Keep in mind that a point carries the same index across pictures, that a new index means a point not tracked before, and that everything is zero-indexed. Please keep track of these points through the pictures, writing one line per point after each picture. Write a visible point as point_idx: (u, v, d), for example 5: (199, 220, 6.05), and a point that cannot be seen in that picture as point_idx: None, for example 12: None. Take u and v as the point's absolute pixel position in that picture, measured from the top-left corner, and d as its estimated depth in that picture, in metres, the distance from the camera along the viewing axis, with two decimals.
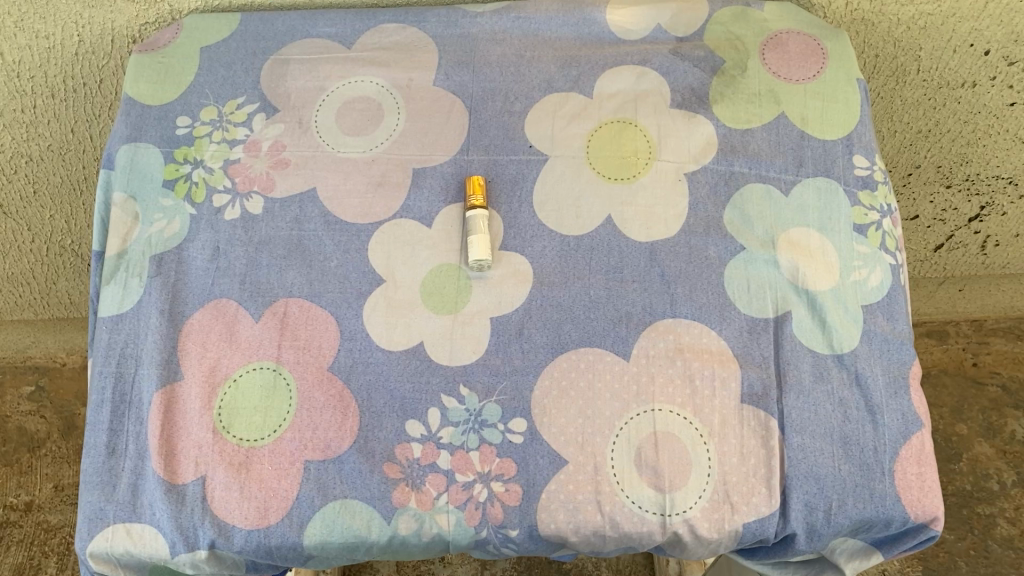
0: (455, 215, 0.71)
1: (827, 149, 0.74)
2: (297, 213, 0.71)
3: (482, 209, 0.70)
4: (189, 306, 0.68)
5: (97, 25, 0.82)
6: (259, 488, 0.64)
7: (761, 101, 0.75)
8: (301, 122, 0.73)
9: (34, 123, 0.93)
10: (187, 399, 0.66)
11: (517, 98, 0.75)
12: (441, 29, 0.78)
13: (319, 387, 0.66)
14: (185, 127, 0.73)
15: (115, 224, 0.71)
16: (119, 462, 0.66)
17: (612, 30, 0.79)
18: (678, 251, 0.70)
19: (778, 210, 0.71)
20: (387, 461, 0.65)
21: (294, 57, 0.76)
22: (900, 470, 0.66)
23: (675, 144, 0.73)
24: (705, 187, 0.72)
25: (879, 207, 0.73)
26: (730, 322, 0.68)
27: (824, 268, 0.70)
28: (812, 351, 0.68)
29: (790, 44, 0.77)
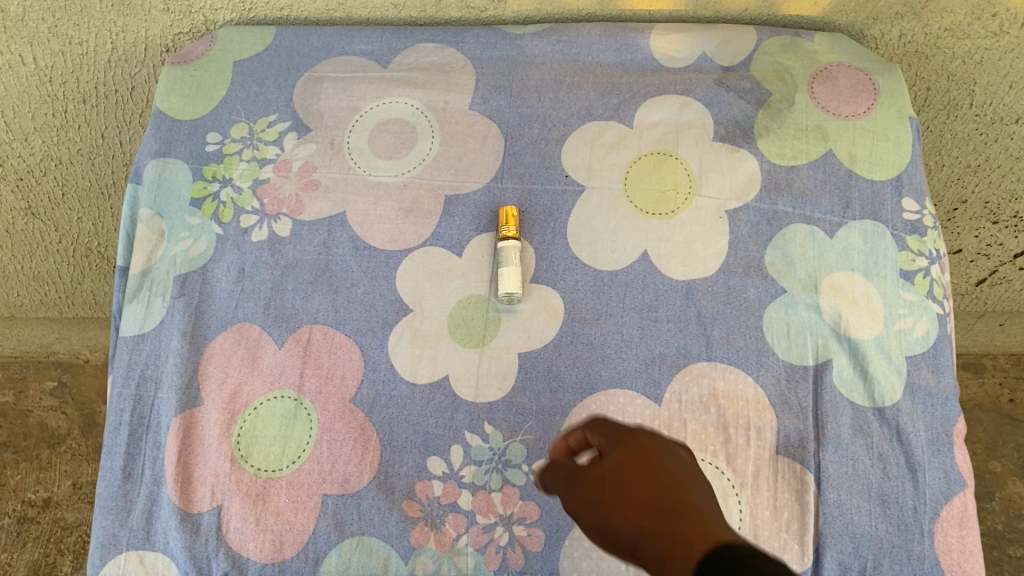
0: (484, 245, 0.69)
1: (876, 190, 0.71)
2: (326, 237, 0.69)
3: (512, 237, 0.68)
4: (211, 329, 0.67)
5: (131, 33, 0.81)
6: (274, 521, 0.63)
7: (807, 137, 0.72)
8: (334, 142, 0.71)
9: (64, 128, 0.92)
10: (206, 425, 0.64)
11: (555, 126, 0.73)
12: (480, 51, 0.76)
13: (341, 419, 0.64)
14: (215, 143, 0.72)
15: (141, 242, 0.69)
16: (134, 488, 0.64)
17: (656, 57, 0.76)
18: (716, 291, 0.68)
19: (822, 252, 0.69)
20: (407, 498, 0.63)
21: (328, 75, 0.74)
22: (941, 532, 0.63)
23: (717, 179, 0.71)
24: (747, 226, 0.70)
25: (929, 253, 0.70)
26: (768, 368, 0.66)
27: (868, 315, 0.67)
28: (853, 403, 0.65)
29: (841, 78, 0.74)
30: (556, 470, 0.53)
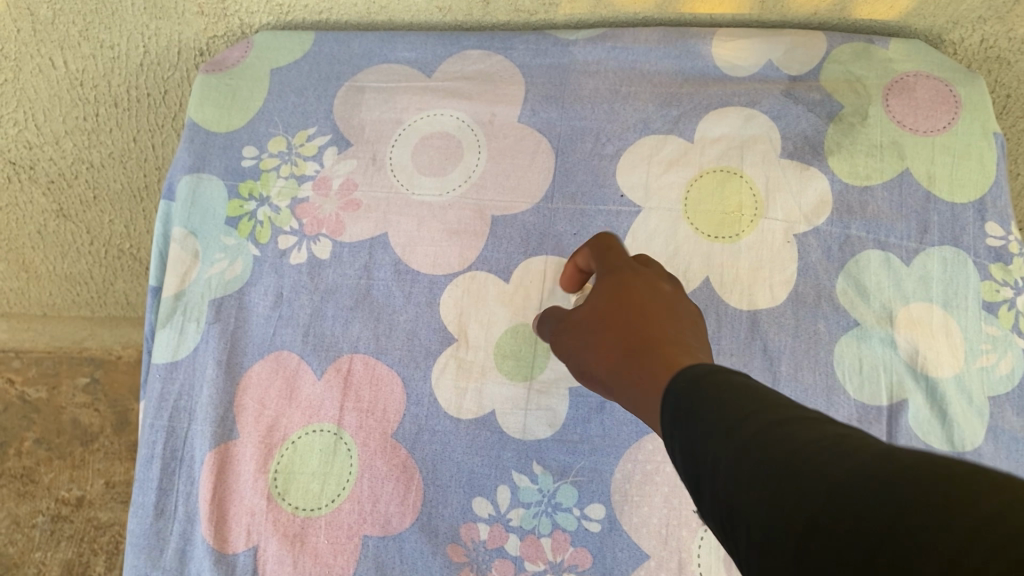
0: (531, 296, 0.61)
1: (957, 213, 0.66)
2: (367, 260, 0.65)
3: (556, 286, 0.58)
4: (248, 357, 0.63)
5: (164, 37, 0.78)
6: (313, 564, 0.59)
7: (883, 155, 0.67)
8: (376, 158, 0.68)
9: (96, 131, 0.89)
10: (243, 460, 0.61)
11: (610, 140, 0.68)
12: (529, 58, 0.71)
13: (382, 455, 0.61)
14: (251, 158, 0.68)
15: (174, 262, 0.66)
16: (167, 526, 0.61)
17: (718, 65, 0.70)
18: (783, 323, 0.64)
19: (898, 282, 0.64)
20: (452, 542, 0.60)
21: (369, 84, 0.70)
22: None
23: (785, 201, 0.66)
24: (817, 252, 0.65)
25: (1015, 282, 0.64)
26: (839, 408, 0.62)
27: (947, 351, 0.63)
28: (930, 447, 0.61)
29: (919, 89, 0.68)
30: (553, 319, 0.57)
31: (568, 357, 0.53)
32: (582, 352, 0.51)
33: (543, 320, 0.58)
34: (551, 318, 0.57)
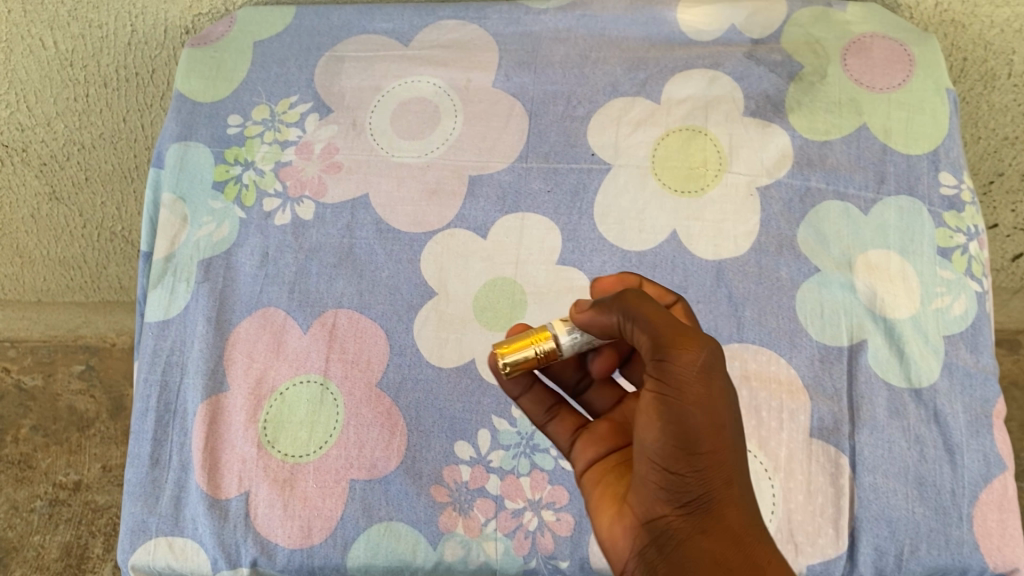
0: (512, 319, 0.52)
1: (912, 164, 0.69)
2: (349, 220, 0.68)
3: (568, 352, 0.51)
4: (237, 314, 0.66)
5: (151, 15, 0.82)
6: (303, 507, 0.62)
7: (841, 111, 0.70)
8: (355, 124, 0.70)
9: (86, 112, 0.91)
10: (234, 411, 0.64)
11: (581, 102, 0.71)
12: (502, 26, 0.74)
13: (367, 404, 0.64)
14: (236, 126, 0.71)
15: (164, 226, 0.69)
16: (162, 474, 0.64)
17: (683, 30, 0.74)
18: (747, 271, 0.67)
19: (856, 230, 0.67)
20: (435, 483, 0.62)
21: (348, 54, 0.73)
22: (980, 515, 0.61)
23: (748, 156, 0.69)
24: (779, 203, 0.68)
25: (967, 229, 0.68)
26: (802, 349, 0.65)
27: (904, 294, 0.66)
28: (889, 384, 0.64)
29: (875, 49, 0.71)
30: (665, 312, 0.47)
31: (679, 387, 0.45)
32: (702, 414, 0.45)
33: (645, 303, 0.47)
34: (664, 316, 0.46)
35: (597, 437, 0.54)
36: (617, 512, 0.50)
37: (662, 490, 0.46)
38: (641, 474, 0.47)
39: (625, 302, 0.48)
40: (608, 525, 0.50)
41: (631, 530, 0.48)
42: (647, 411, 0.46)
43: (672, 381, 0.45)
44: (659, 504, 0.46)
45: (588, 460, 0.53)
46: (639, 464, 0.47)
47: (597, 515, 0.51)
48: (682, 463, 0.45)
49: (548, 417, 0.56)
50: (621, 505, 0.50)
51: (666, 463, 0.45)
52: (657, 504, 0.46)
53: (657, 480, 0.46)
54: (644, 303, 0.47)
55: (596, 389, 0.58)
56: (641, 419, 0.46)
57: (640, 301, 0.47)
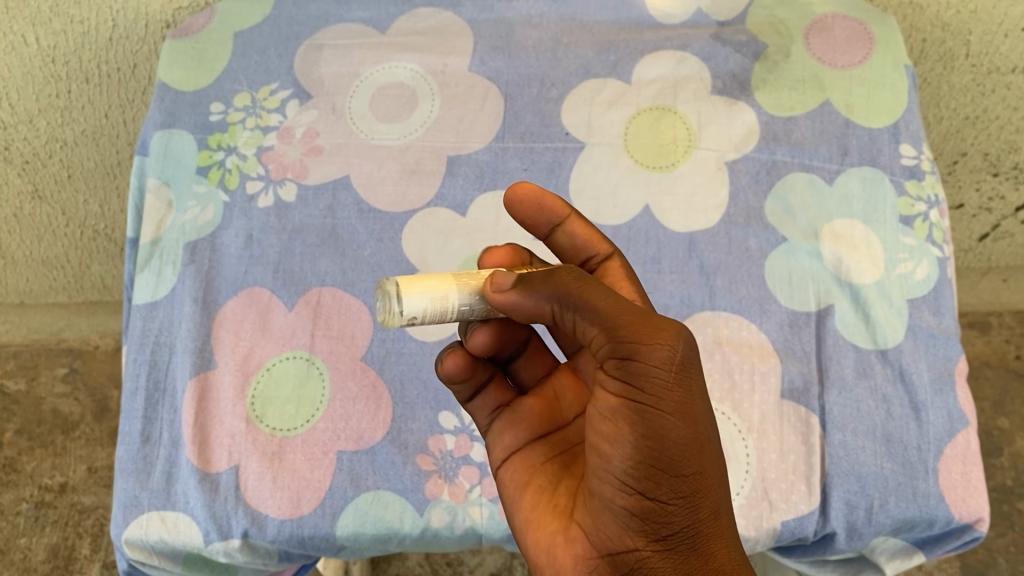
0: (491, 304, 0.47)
1: (874, 137, 0.71)
2: (331, 201, 0.70)
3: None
4: (222, 294, 0.68)
5: (132, 10, 0.84)
6: (292, 478, 0.63)
7: (804, 88, 0.73)
8: (335, 108, 0.73)
9: (68, 109, 0.92)
10: (222, 388, 0.65)
11: (554, 85, 0.73)
12: (476, 13, 0.76)
13: (353, 377, 0.65)
14: (218, 113, 0.73)
15: (150, 211, 0.71)
16: (153, 451, 0.65)
17: (651, 14, 0.76)
18: (718, 242, 0.69)
19: (821, 200, 0.70)
20: (421, 452, 0.64)
21: (327, 42, 0.75)
22: (945, 469, 0.63)
23: (716, 132, 0.72)
24: (747, 176, 0.71)
25: (927, 197, 0.71)
26: (771, 315, 0.67)
27: (868, 260, 0.68)
28: (856, 346, 0.66)
29: (836, 29, 0.74)
30: (620, 299, 0.43)
31: (656, 393, 0.41)
32: (684, 428, 0.42)
33: (585, 290, 0.43)
34: (613, 306, 0.43)
35: (517, 420, 0.53)
36: (563, 534, 0.46)
37: (631, 517, 0.43)
38: (603, 496, 0.44)
39: (568, 294, 0.43)
40: (551, 547, 0.46)
41: (584, 557, 0.45)
42: (618, 423, 0.42)
43: (650, 389, 0.41)
44: (628, 533, 0.43)
45: (507, 447, 0.52)
46: (601, 483, 0.44)
47: (535, 530, 0.48)
48: (664, 486, 0.42)
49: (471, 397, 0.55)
50: (567, 527, 0.46)
51: (644, 486, 0.42)
52: (626, 532, 0.43)
53: (628, 505, 0.43)
54: (589, 293, 0.43)
55: (524, 359, 0.56)
56: (607, 434, 0.43)
57: (586, 291, 0.43)
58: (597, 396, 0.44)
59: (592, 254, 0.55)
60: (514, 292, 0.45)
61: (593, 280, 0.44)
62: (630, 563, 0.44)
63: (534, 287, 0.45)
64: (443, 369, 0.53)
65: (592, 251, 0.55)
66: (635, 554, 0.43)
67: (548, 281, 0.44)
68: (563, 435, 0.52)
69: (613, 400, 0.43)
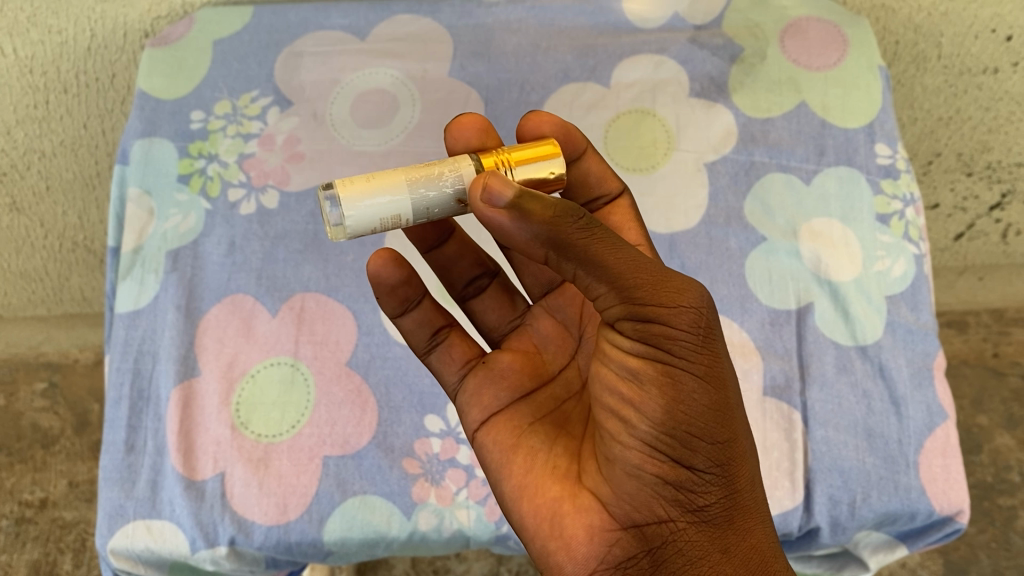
0: (445, 208, 0.47)
1: (849, 137, 0.73)
2: (313, 207, 0.70)
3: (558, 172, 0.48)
4: (205, 302, 0.68)
5: (110, 20, 0.84)
6: (278, 484, 0.63)
7: (781, 90, 0.74)
8: (316, 115, 0.73)
9: (46, 119, 0.91)
10: (206, 395, 0.65)
11: (534, 89, 0.74)
12: (456, 19, 0.77)
13: (337, 382, 0.65)
14: (199, 121, 0.73)
15: (131, 220, 0.71)
16: (138, 459, 0.65)
17: (629, 19, 0.77)
18: (698, 243, 0.70)
19: (799, 200, 0.71)
20: (407, 456, 0.64)
21: (307, 49, 0.75)
22: (925, 462, 0.64)
23: (694, 134, 0.73)
24: (725, 177, 0.72)
25: (903, 196, 0.72)
26: (752, 314, 0.68)
27: (846, 258, 0.69)
28: (836, 343, 0.67)
29: (810, 31, 0.75)
30: (637, 255, 0.43)
31: (685, 357, 0.43)
32: (712, 394, 0.44)
33: (604, 247, 0.42)
34: (634, 264, 0.42)
35: (496, 379, 0.52)
36: (571, 502, 0.46)
37: (659, 485, 0.44)
38: (627, 463, 0.44)
39: (574, 244, 0.41)
40: (562, 517, 0.46)
41: (603, 527, 0.45)
42: (645, 387, 0.43)
43: (679, 352, 0.43)
44: (658, 501, 0.44)
45: (489, 407, 0.51)
46: (627, 449, 0.44)
47: (535, 496, 0.47)
48: (698, 453, 0.44)
49: (431, 344, 0.55)
50: (576, 494, 0.46)
51: (677, 453, 0.44)
52: (655, 500, 0.44)
53: (659, 472, 0.44)
54: (601, 246, 0.41)
55: (491, 303, 0.58)
56: (631, 400, 0.44)
57: (598, 242, 0.41)
58: (613, 358, 0.45)
59: (601, 193, 0.57)
60: (507, 214, 0.41)
61: (599, 225, 0.42)
62: (659, 535, 0.45)
63: (531, 214, 0.40)
64: (370, 267, 0.53)
65: (603, 190, 0.57)
66: (664, 523, 0.45)
67: (551, 214, 0.40)
68: (547, 395, 0.52)
69: (637, 363, 0.43)
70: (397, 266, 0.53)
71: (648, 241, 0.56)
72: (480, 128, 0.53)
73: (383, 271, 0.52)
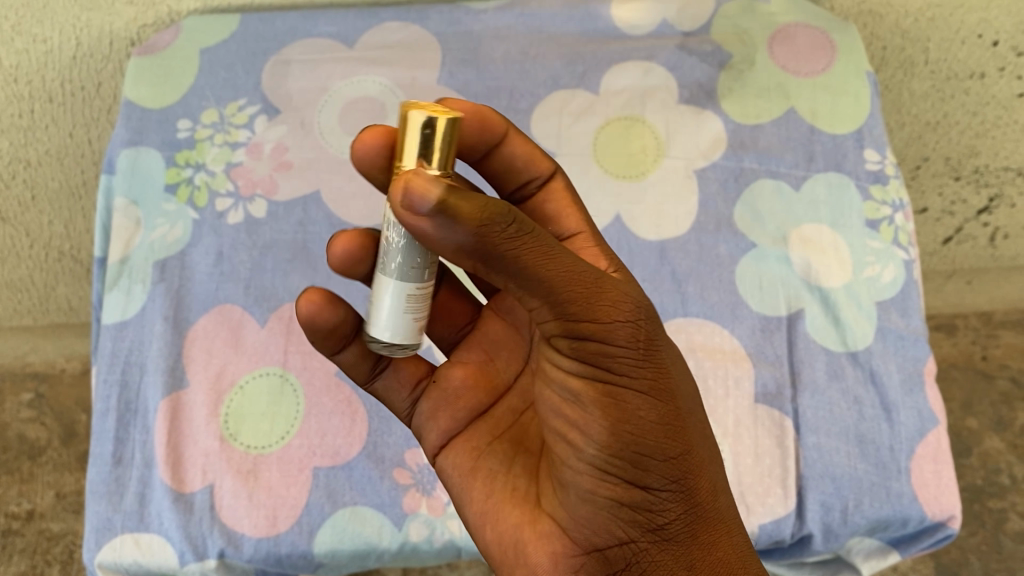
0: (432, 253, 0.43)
1: (838, 143, 0.73)
2: (302, 216, 0.70)
3: (427, 115, 0.39)
4: (193, 312, 0.67)
5: (96, 28, 0.83)
6: (268, 496, 0.62)
7: (769, 96, 0.74)
8: (303, 123, 0.73)
9: (31, 129, 0.90)
10: (194, 407, 0.65)
11: (523, 96, 0.74)
12: (444, 27, 0.77)
13: (327, 393, 0.65)
14: (186, 130, 0.73)
15: (118, 230, 0.70)
16: (125, 472, 0.64)
17: (617, 25, 0.77)
18: (689, 249, 0.70)
19: (789, 207, 0.71)
20: (398, 466, 0.64)
21: (294, 58, 0.75)
22: (917, 468, 0.64)
23: (683, 140, 0.73)
24: (715, 184, 0.72)
25: (892, 201, 0.72)
26: (743, 321, 0.68)
27: (836, 264, 0.69)
28: (827, 349, 0.67)
29: (798, 37, 0.75)
30: (570, 263, 0.38)
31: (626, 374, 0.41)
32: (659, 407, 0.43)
33: (535, 255, 0.37)
34: (571, 271, 0.38)
35: (450, 399, 0.52)
36: (531, 529, 0.47)
37: (613, 508, 0.44)
38: (580, 489, 0.44)
39: (502, 255, 0.36)
40: (525, 545, 0.46)
41: (566, 553, 0.45)
42: (588, 409, 0.42)
43: (620, 369, 0.41)
44: (616, 523, 0.44)
45: (444, 430, 0.52)
46: (578, 474, 0.43)
47: (497, 522, 0.48)
48: (651, 473, 0.43)
49: (375, 371, 0.53)
50: (536, 519, 0.47)
51: (630, 475, 0.43)
52: (614, 523, 0.44)
53: (614, 495, 0.43)
54: (532, 256, 0.37)
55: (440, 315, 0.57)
56: (575, 424, 0.43)
57: (528, 252, 0.37)
58: (554, 377, 0.43)
59: (532, 175, 0.55)
60: (431, 220, 0.36)
61: (530, 230, 0.37)
62: (620, 556, 0.45)
63: (461, 217, 0.35)
64: (303, 314, 0.49)
65: (531, 172, 0.55)
66: (626, 544, 0.45)
67: (481, 218, 0.35)
68: (505, 407, 0.52)
69: (579, 385, 0.42)
70: (330, 310, 0.49)
71: (589, 223, 0.54)
72: (383, 134, 0.49)
73: (316, 316, 0.49)
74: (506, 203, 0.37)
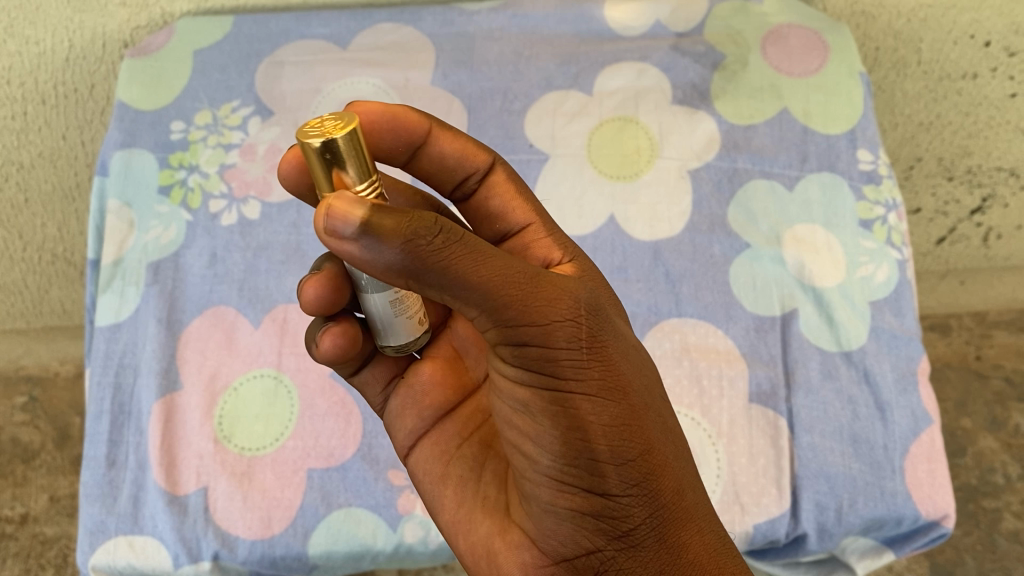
0: None
1: (832, 143, 0.73)
2: (295, 217, 0.70)
3: (324, 139, 0.37)
4: (187, 314, 0.67)
5: (88, 30, 0.83)
6: (262, 498, 0.62)
7: (763, 96, 0.74)
8: (297, 124, 0.72)
9: (24, 131, 0.90)
10: (188, 409, 0.64)
11: (517, 97, 0.74)
12: (437, 28, 0.77)
13: (321, 394, 0.65)
14: (179, 132, 0.73)
15: (112, 232, 0.70)
16: (119, 474, 0.64)
17: (611, 26, 0.77)
18: (682, 250, 0.70)
19: (782, 207, 0.71)
20: (392, 467, 0.63)
21: (287, 59, 0.75)
22: (911, 467, 0.64)
23: (677, 141, 0.73)
24: (709, 184, 0.72)
25: (885, 201, 0.72)
26: (737, 321, 0.68)
27: (830, 264, 0.69)
28: (821, 349, 0.67)
29: (791, 38, 0.75)
30: (503, 267, 0.37)
31: (575, 378, 0.41)
32: (614, 408, 0.42)
33: (466, 261, 0.36)
34: (506, 273, 0.37)
35: (417, 398, 0.53)
36: (502, 539, 0.47)
37: (575, 517, 0.43)
38: (540, 500, 0.44)
39: (432, 267, 0.35)
40: (496, 555, 0.47)
41: (535, 563, 0.45)
42: (539, 418, 0.41)
43: (568, 373, 0.40)
44: (582, 533, 0.44)
45: (412, 432, 0.53)
46: (538, 486, 0.43)
47: (469, 533, 0.49)
48: (609, 479, 0.42)
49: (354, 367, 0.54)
50: (506, 530, 0.47)
51: (587, 483, 0.42)
52: (579, 533, 0.44)
53: (574, 505, 0.43)
54: (460, 261, 0.36)
55: None
56: (529, 434, 0.42)
57: (456, 259, 0.36)
58: (506, 386, 0.43)
59: (470, 169, 0.53)
60: (356, 242, 0.35)
61: (456, 237, 0.36)
62: (589, 564, 0.44)
63: (385, 233, 0.34)
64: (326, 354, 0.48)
65: (468, 166, 0.53)
66: (593, 553, 0.44)
67: (406, 229, 0.34)
68: (473, 408, 0.53)
69: (526, 394, 0.41)
70: (353, 344, 0.49)
71: (538, 211, 0.53)
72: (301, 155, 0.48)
73: (347, 349, 0.49)
74: (431, 213, 0.36)
